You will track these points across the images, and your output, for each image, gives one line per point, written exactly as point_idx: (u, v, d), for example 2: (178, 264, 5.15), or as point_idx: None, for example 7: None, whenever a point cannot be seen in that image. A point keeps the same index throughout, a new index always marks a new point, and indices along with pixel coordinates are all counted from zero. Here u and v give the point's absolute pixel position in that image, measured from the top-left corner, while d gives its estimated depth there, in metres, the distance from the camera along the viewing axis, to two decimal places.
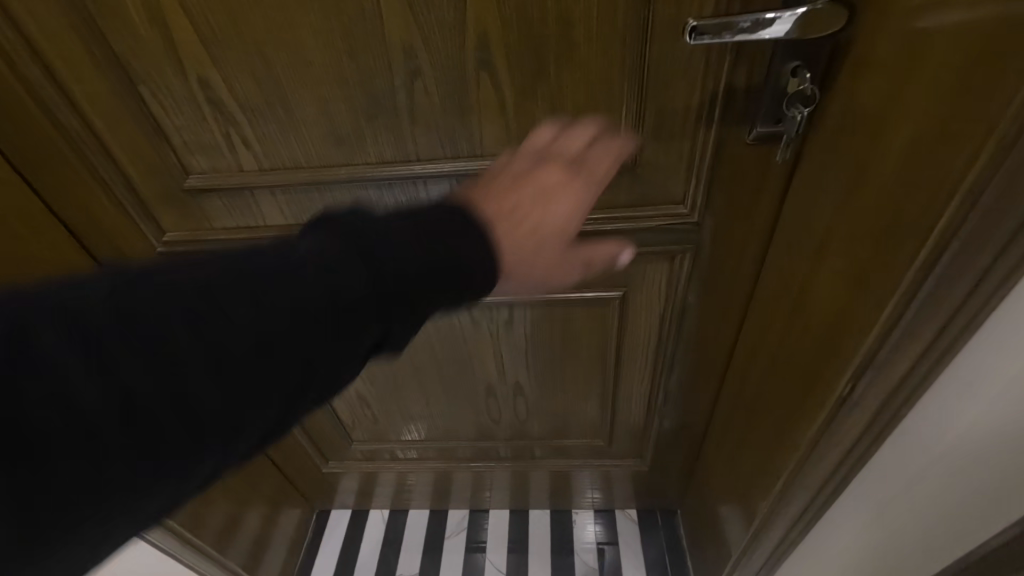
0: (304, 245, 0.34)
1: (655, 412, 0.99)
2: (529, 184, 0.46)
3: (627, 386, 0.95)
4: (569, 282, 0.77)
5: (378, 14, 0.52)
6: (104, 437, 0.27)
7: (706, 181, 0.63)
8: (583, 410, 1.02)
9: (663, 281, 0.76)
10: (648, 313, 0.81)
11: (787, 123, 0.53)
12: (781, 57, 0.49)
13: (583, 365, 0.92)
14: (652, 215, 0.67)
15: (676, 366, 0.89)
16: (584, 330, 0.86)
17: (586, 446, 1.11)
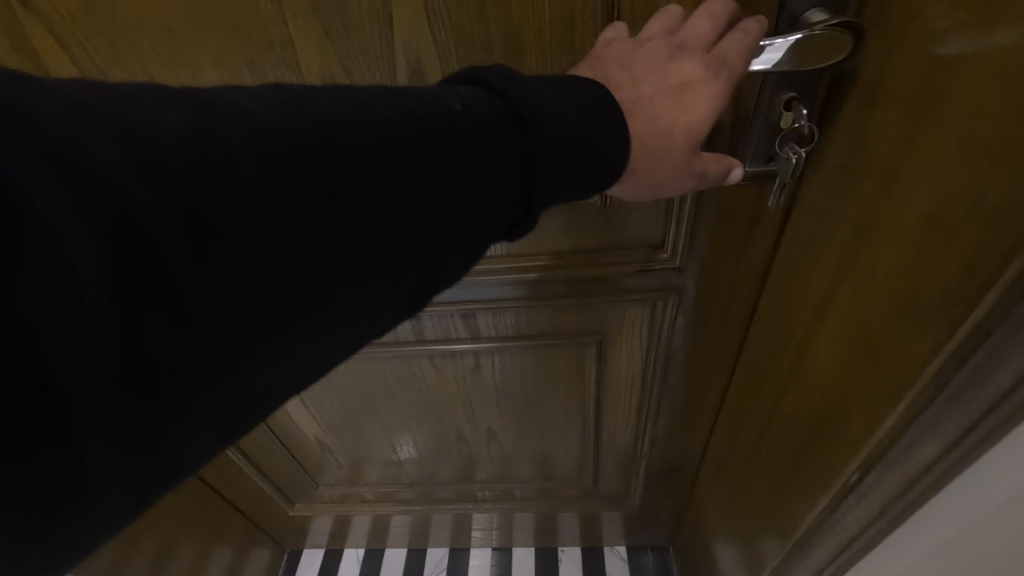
0: (453, 97, 0.32)
1: (642, 455, 0.91)
2: (665, 77, 0.38)
3: (611, 429, 0.87)
4: (540, 328, 0.69)
5: (288, 42, 0.43)
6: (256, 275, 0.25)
7: (688, 225, 0.55)
8: (564, 452, 0.94)
9: (645, 327, 0.68)
10: (629, 358, 0.73)
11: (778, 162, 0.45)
12: (772, 87, 0.41)
13: (561, 409, 0.84)
14: (628, 259, 0.59)
15: (663, 410, 0.81)
16: (561, 376, 0.77)
17: (569, 486, 1.04)
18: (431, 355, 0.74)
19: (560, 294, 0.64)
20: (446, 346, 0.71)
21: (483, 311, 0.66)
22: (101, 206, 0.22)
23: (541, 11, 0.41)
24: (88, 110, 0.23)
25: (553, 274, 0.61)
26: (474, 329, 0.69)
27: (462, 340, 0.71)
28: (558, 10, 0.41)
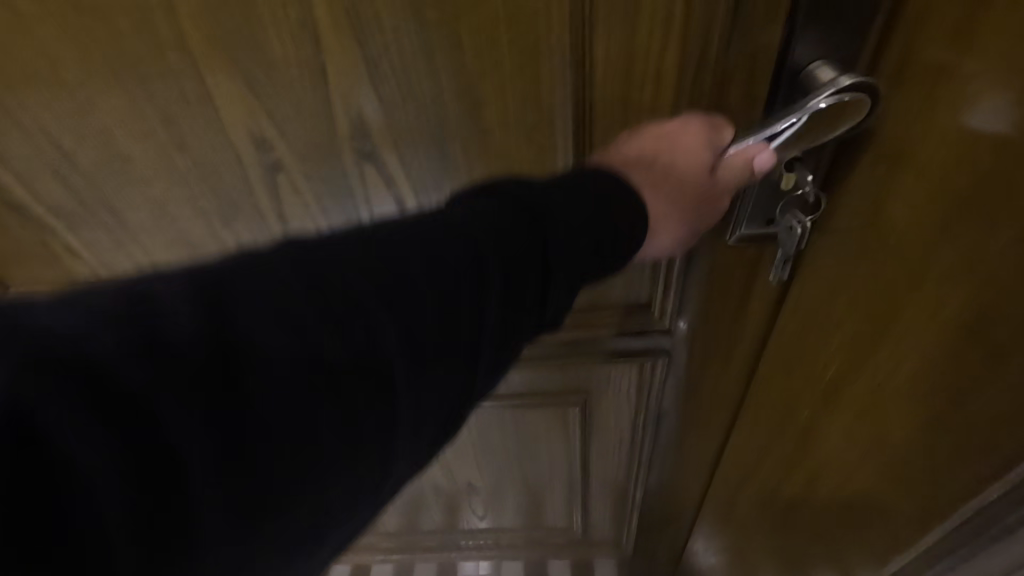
0: (457, 212, 0.30)
1: (635, 506, 0.86)
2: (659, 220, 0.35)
3: (600, 481, 0.82)
4: (518, 387, 0.63)
5: (206, 96, 0.36)
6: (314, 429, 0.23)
7: (681, 288, 0.49)
8: (551, 503, 0.88)
9: (632, 384, 0.62)
10: (617, 415, 0.67)
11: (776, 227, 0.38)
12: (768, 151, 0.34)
13: (546, 463, 0.78)
14: (611, 320, 0.53)
15: (655, 465, 0.75)
16: (543, 432, 0.72)
17: (557, 534, 0.98)
18: None
19: (539, 353, 0.58)
20: None
21: None
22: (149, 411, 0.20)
23: (500, 61, 0.35)
24: (72, 305, 0.21)
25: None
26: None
27: None
28: (520, 60, 0.35)
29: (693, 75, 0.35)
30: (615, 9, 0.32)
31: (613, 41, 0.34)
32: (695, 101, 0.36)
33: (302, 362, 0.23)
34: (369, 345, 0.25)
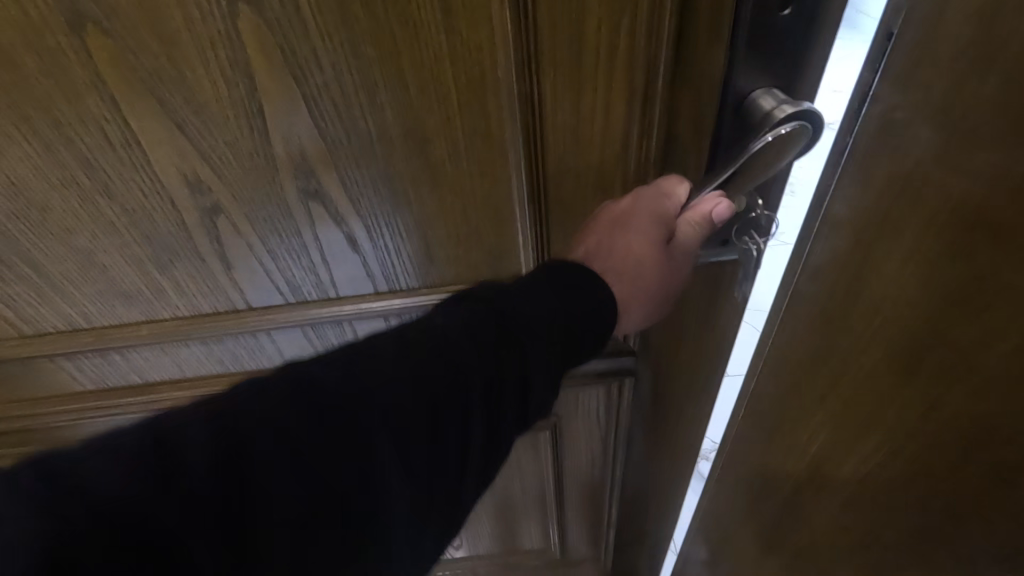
0: (440, 314, 0.34)
1: (611, 523, 0.85)
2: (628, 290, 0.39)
3: (575, 502, 0.81)
4: None
5: (130, 138, 0.34)
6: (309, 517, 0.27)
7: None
8: (528, 527, 0.87)
9: (601, 404, 0.62)
10: (587, 436, 0.67)
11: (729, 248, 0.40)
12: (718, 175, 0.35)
13: (520, 488, 0.77)
14: None
15: (627, 482, 0.75)
16: (515, 458, 0.70)
17: (534, 555, 0.96)
18: None
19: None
20: None
21: None
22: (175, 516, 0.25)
23: (446, 95, 0.34)
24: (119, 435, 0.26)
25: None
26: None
27: None
28: (467, 98, 0.34)
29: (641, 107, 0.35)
30: (560, 45, 0.32)
31: (560, 74, 0.33)
32: (644, 130, 0.36)
33: (295, 476, 0.27)
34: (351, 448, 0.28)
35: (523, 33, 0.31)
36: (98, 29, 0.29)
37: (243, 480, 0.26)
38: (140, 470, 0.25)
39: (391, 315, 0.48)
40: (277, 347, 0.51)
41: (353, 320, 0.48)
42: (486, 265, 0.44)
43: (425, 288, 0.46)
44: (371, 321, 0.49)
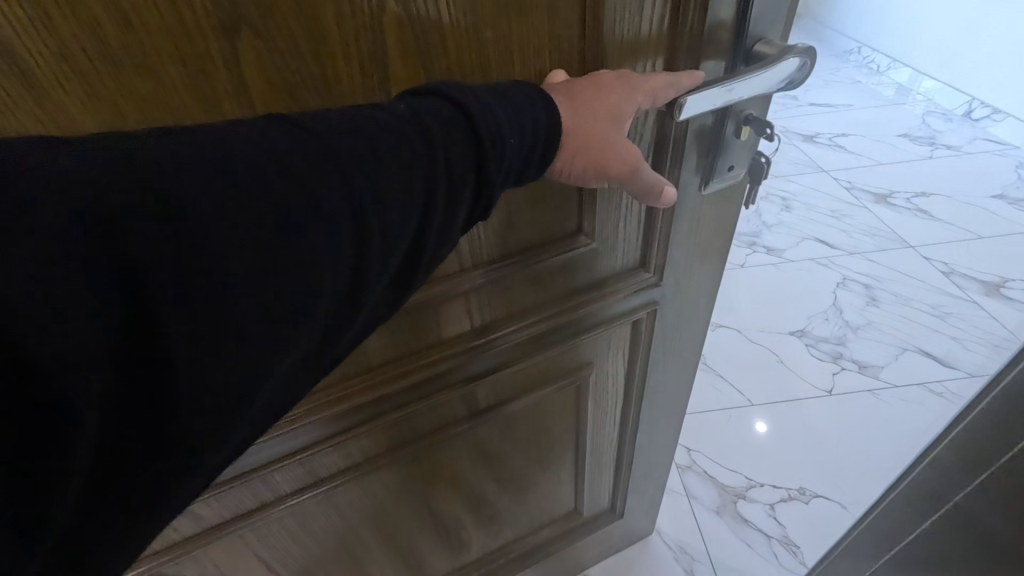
0: (412, 101, 0.34)
1: (625, 469, 0.95)
2: (590, 140, 0.40)
3: (599, 453, 0.89)
4: (532, 380, 0.72)
5: None
6: (289, 271, 0.29)
7: (669, 238, 0.60)
8: (554, 486, 0.94)
9: (626, 342, 0.72)
10: (613, 379, 0.77)
11: (741, 166, 0.54)
12: (735, 110, 0.48)
13: (552, 446, 0.85)
14: (615, 288, 0.63)
15: (644, 420, 0.86)
16: (551, 416, 0.79)
17: (556, 522, 1.03)
18: (428, 446, 0.71)
19: (445, 384, 0.64)
20: (443, 429, 0.70)
21: (484, 383, 0.68)
22: (181, 220, 0.26)
23: (540, 69, 0.41)
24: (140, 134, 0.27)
25: (452, 364, 0.62)
26: (468, 401, 0.69)
27: (463, 418, 0.71)
28: (556, 59, 0.41)
29: (685, 66, 0.44)
30: (636, 18, 0.41)
31: (631, 42, 0.42)
32: None
33: (282, 227, 0.28)
34: (332, 216, 0.30)
35: (610, 5, 0.39)
36: (252, 33, 0.31)
37: (242, 213, 0.27)
38: (146, 166, 0.26)
39: (470, 288, 0.56)
40: (372, 345, 0.55)
41: (438, 301, 0.55)
42: (551, 224, 0.55)
43: (508, 255, 0.56)
44: (452, 299, 0.56)
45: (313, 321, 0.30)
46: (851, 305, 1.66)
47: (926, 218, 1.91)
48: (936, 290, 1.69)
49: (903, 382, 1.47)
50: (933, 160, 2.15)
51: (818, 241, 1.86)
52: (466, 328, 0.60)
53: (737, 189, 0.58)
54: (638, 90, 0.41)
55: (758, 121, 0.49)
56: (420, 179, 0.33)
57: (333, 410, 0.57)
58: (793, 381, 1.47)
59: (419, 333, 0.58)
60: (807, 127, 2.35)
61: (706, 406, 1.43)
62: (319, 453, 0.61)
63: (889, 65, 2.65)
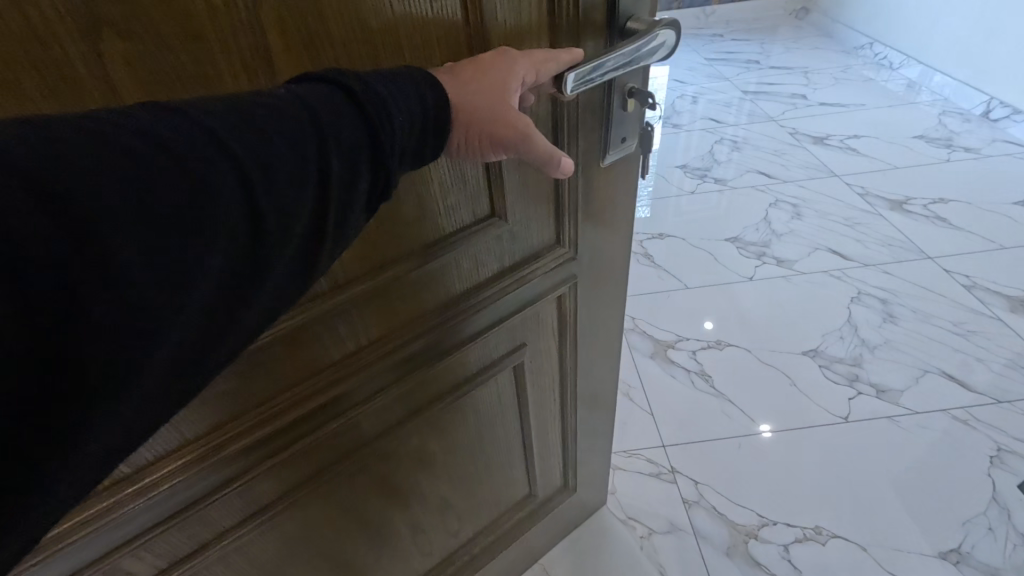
0: (297, 87, 0.35)
1: (568, 446, 0.99)
2: (476, 113, 0.43)
3: (545, 432, 0.92)
4: (469, 370, 0.72)
5: None
6: (183, 253, 0.29)
7: (578, 209, 0.63)
8: (509, 474, 0.96)
9: (556, 316, 0.75)
10: (547, 356, 0.79)
11: (632, 138, 0.58)
12: (620, 82, 0.53)
13: (500, 434, 0.86)
14: (537, 267, 0.65)
15: (581, 394, 0.90)
16: (494, 404, 0.81)
17: (512, 508, 1.04)
18: (372, 453, 0.70)
19: (380, 387, 0.63)
20: (388, 433, 0.70)
21: (419, 382, 0.68)
22: (64, 204, 0.26)
23: (430, 56, 0.42)
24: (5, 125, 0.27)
25: (385, 364, 0.61)
26: (408, 400, 0.69)
27: (404, 419, 0.71)
28: (445, 45, 0.42)
29: (566, 43, 0.47)
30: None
31: (515, 24, 0.44)
32: None
33: (172, 210, 0.29)
34: (223, 199, 0.31)
35: None
36: (117, 34, 0.30)
37: (128, 195, 0.27)
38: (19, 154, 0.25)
39: (390, 284, 0.55)
40: (297, 358, 0.53)
41: (357, 305, 0.54)
42: (463, 206, 0.55)
43: (427, 245, 0.55)
44: (369, 299, 0.55)
45: (209, 300, 0.32)
46: (868, 319, 1.97)
47: (937, 221, 2.37)
48: (962, 308, 1.99)
49: (921, 408, 1.67)
50: (949, 163, 2.68)
51: (830, 251, 2.28)
52: (393, 328, 0.60)
53: (636, 160, 0.62)
54: (523, 58, 0.43)
55: (639, 91, 0.53)
56: (313, 160, 0.34)
57: (264, 431, 0.55)
58: (812, 407, 1.68)
59: (341, 337, 0.56)
60: (818, 129, 3.02)
61: (718, 435, 1.62)
62: (259, 478, 0.59)
63: (903, 61, 3.35)
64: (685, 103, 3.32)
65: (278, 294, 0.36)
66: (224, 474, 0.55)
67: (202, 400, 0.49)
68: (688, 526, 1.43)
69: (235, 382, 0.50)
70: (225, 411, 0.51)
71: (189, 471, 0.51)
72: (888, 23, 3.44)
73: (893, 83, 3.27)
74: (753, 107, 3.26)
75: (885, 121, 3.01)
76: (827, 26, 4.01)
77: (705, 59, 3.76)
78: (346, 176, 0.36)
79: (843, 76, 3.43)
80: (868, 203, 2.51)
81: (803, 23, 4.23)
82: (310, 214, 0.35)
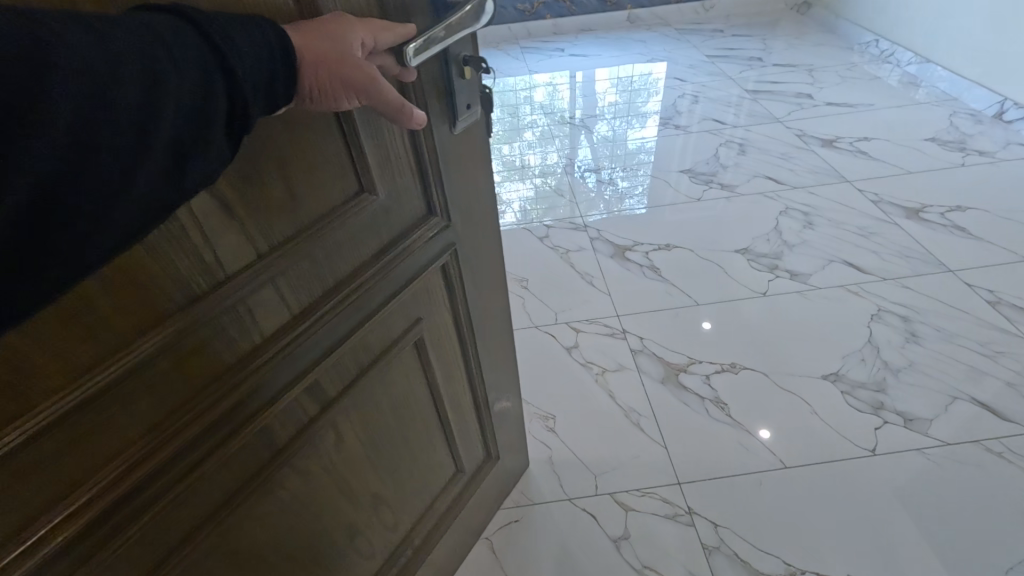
0: (145, 18, 0.39)
1: (481, 406, 1.12)
2: (333, 63, 0.49)
3: (454, 397, 1.03)
4: (375, 349, 0.80)
5: None
6: (30, 137, 0.32)
7: (439, 174, 0.74)
8: (433, 449, 1.06)
9: (442, 288, 0.87)
10: (440, 319, 0.90)
11: (473, 101, 0.74)
12: (454, 53, 0.67)
13: (416, 413, 0.96)
14: (418, 237, 0.76)
15: (479, 354, 1.03)
16: (403, 380, 0.89)
17: (446, 486, 1.15)
18: (307, 441, 0.75)
19: (297, 374, 0.68)
20: (317, 423, 0.75)
21: (326, 373, 0.73)
22: None
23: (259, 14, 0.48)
24: None
25: (284, 363, 0.65)
26: (315, 394, 0.73)
27: (328, 402, 0.75)
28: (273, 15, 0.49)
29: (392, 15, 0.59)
30: None
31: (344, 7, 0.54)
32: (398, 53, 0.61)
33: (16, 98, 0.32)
34: (71, 98, 0.34)
35: None
36: None
37: None
38: None
39: (283, 270, 0.60)
40: (218, 344, 0.58)
41: (249, 291, 0.57)
42: (334, 185, 0.62)
43: (302, 231, 0.61)
44: (264, 287, 0.59)
45: (61, 188, 0.35)
46: (890, 339, 1.90)
47: (960, 233, 2.27)
48: (986, 325, 1.91)
49: (952, 438, 1.60)
50: (966, 166, 2.58)
51: (847, 263, 2.21)
52: (293, 313, 0.64)
53: (479, 123, 0.79)
54: (361, 25, 0.52)
55: (471, 60, 0.69)
56: (163, 78, 0.38)
57: (176, 443, 0.57)
58: (839, 441, 1.61)
59: (237, 329, 0.59)
60: (827, 132, 2.94)
61: (736, 471, 1.56)
62: (214, 466, 0.63)
63: (908, 58, 3.28)
64: (685, 101, 3.30)
65: (141, 209, 0.40)
66: (133, 505, 0.56)
67: (100, 423, 0.50)
68: (708, 571, 1.37)
69: (122, 406, 0.51)
70: (120, 437, 0.52)
71: (129, 479, 0.53)
72: (898, 19, 3.35)
73: (895, 82, 3.21)
74: (755, 106, 3.21)
75: (893, 121, 2.93)
76: (832, 22, 3.95)
77: (706, 56, 3.74)
78: (200, 97, 0.40)
79: (849, 75, 3.35)
80: (882, 210, 2.44)
81: (807, 19, 4.18)
82: (165, 142, 0.39)
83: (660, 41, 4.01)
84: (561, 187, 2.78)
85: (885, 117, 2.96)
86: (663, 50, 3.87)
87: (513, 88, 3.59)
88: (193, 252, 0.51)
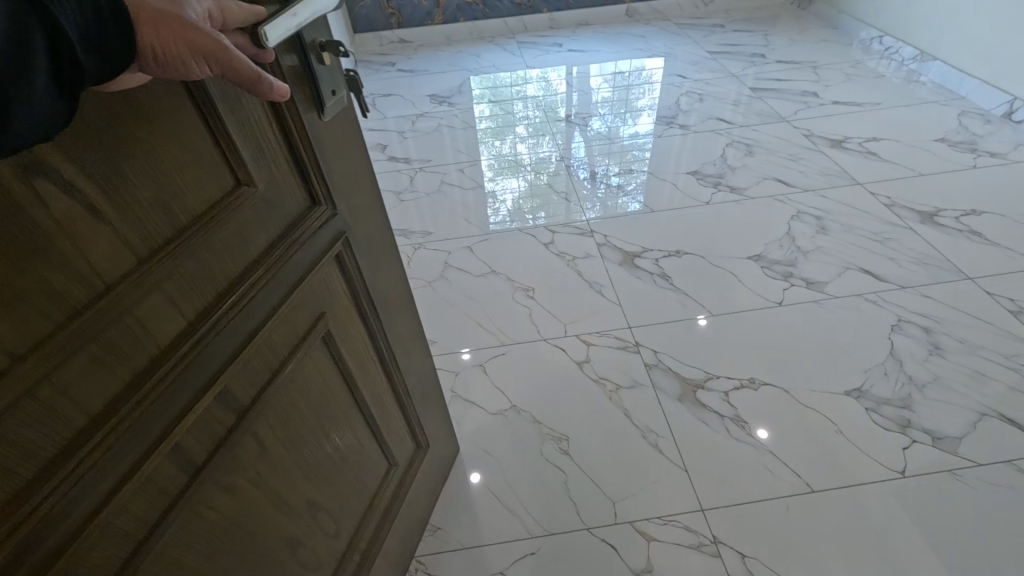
0: None
1: (401, 392, 1.15)
2: (173, 23, 0.46)
3: (371, 386, 1.05)
4: (281, 350, 0.79)
5: None
6: None
7: (315, 161, 0.76)
8: (363, 444, 1.07)
9: (340, 277, 0.88)
10: (344, 312, 0.91)
11: (339, 85, 0.76)
12: (311, 40, 0.68)
13: (336, 410, 0.96)
14: (304, 228, 0.77)
15: (388, 337, 1.06)
16: (316, 379, 0.89)
17: (382, 480, 1.17)
18: (226, 455, 0.72)
19: (201, 387, 0.65)
20: (234, 435, 0.73)
21: (233, 382, 0.71)
22: None
23: None
24: None
25: (191, 374, 0.63)
26: (227, 402, 0.71)
27: (239, 411, 0.74)
28: None
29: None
30: None
31: None
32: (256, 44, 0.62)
33: None
34: None
35: None
36: None
37: None
38: None
39: (166, 274, 0.59)
40: (109, 362, 0.55)
41: (133, 301, 0.56)
42: (204, 175, 0.62)
43: (178, 229, 0.60)
44: (150, 294, 0.58)
45: None
46: (911, 352, 1.82)
47: (975, 238, 2.19)
48: (1002, 334, 1.84)
49: (984, 459, 1.52)
50: (977, 168, 2.49)
51: (861, 270, 2.14)
52: (186, 319, 0.63)
53: (348, 106, 0.81)
54: None
55: (329, 45, 0.71)
56: None
57: (81, 475, 0.53)
58: (868, 465, 1.54)
59: (126, 343, 0.56)
60: (834, 133, 2.86)
61: (756, 496, 1.50)
62: (128, 496, 0.59)
63: (913, 56, 3.19)
64: (686, 100, 3.26)
65: None
66: (45, 550, 0.51)
67: None
68: None
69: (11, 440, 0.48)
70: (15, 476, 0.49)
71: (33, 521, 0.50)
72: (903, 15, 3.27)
73: (899, 80, 3.14)
74: (763, 106, 3.14)
75: (898, 120, 2.86)
76: (836, 18, 3.87)
77: (708, 53, 3.69)
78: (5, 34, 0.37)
79: (853, 73, 3.28)
80: (896, 213, 2.36)
81: (810, 15, 4.11)
82: None
83: (659, 37, 3.98)
84: (554, 183, 2.77)
85: (891, 117, 2.89)
86: (663, 47, 3.84)
87: (510, 84, 3.60)
88: (65, 262, 0.50)
